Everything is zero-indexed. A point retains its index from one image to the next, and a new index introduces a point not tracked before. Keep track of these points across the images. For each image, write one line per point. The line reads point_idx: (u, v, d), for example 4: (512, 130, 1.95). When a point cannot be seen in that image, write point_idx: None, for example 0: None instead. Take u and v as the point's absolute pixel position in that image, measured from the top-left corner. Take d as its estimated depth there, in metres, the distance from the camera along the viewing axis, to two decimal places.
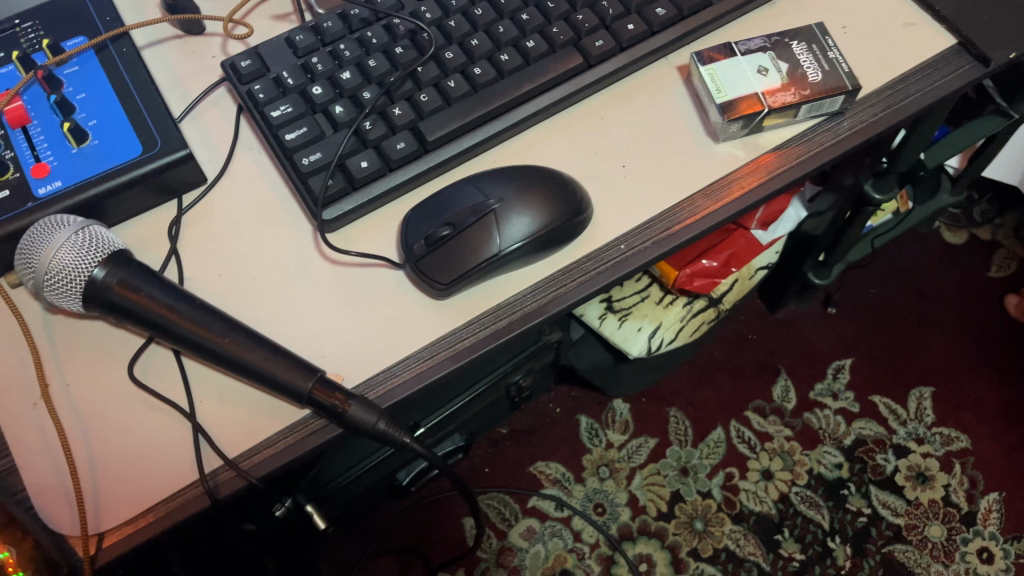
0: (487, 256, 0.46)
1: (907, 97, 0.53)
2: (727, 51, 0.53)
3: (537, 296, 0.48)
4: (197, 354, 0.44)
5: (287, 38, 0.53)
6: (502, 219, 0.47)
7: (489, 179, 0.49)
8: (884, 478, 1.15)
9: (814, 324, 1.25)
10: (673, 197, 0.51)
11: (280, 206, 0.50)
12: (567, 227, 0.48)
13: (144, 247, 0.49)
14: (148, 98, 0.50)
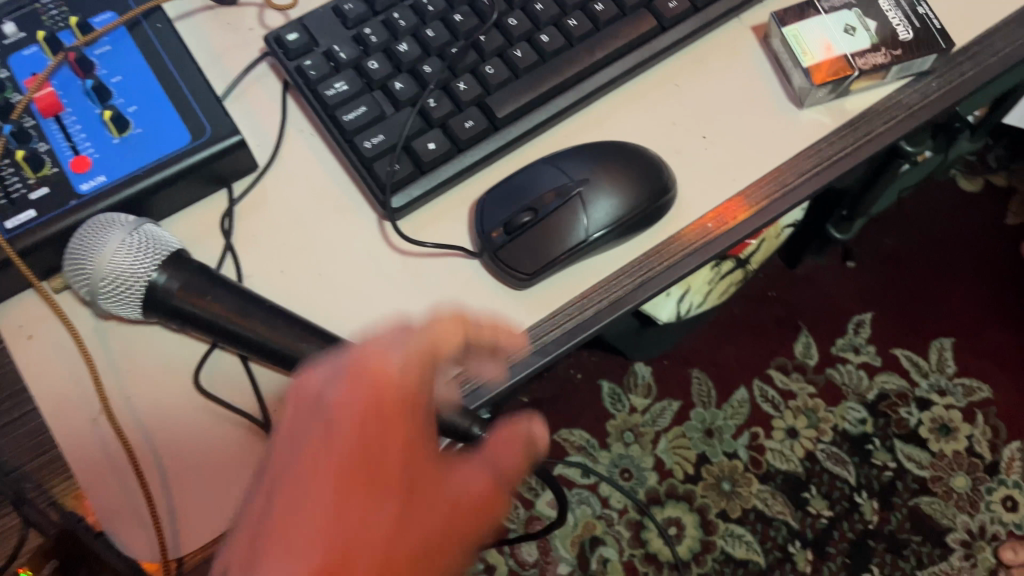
0: (574, 242, 0.43)
1: (994, 55, 0.50)
2: (810, 8, 0.49)
3: (624, 283, 0.45)
4: (271, 361, 0.41)
5: (334, 8, 0.48)
6: (589, 202, 0.44)
7: (569, 159, 0.46)
8: (908, 432, 1.14)
9: (833, 278, 1.24)
10: (758, 169, 0.48)
11: (339, 193, 0.47)
12: (654, 210, 0.45)
13: (197, 243, 0.45)
14: (191, 79, 0.45)
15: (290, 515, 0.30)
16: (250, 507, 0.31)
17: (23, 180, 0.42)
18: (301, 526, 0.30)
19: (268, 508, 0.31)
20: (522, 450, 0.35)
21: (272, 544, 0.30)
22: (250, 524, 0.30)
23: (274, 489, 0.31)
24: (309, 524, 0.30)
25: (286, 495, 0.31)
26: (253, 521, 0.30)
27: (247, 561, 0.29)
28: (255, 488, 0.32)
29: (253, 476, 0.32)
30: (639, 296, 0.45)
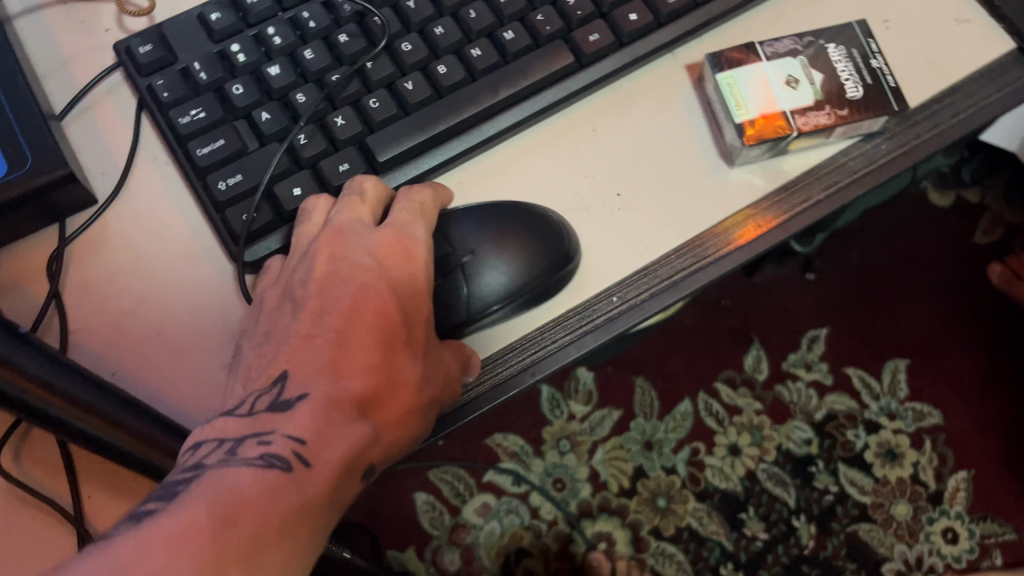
0: (452, 320, 0.38)
1: (955, 115, 0.44)
2: (749, 53, 0.43)
3: (511, 363, 0.40)
4: (83, 445, 0.35)
5: (200, 16, 0.42)
6: (472, 273, 0.38)
7: (465, 223, 0.40)
8: (852, 454, 1.00)
9: (791, 290, 1.08)
10: (674, 236, 0.42)
11: (192, 240, 0.40)
12: (551, 284, 0.39)
13: (18, 290, 0.39)
14: (18, 92, 0.39)
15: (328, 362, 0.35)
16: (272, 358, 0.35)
17: None
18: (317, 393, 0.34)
19: (308, 389, 0.34)
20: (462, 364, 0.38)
21: (297, 475, 0.31)
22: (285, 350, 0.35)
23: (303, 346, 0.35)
24: (329, 454, 0.32)
25: (297, 364, 0.34)
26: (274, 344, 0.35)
27: (277, 486, 0.30)
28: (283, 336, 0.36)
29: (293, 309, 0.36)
30: (526, 380, 0.40)
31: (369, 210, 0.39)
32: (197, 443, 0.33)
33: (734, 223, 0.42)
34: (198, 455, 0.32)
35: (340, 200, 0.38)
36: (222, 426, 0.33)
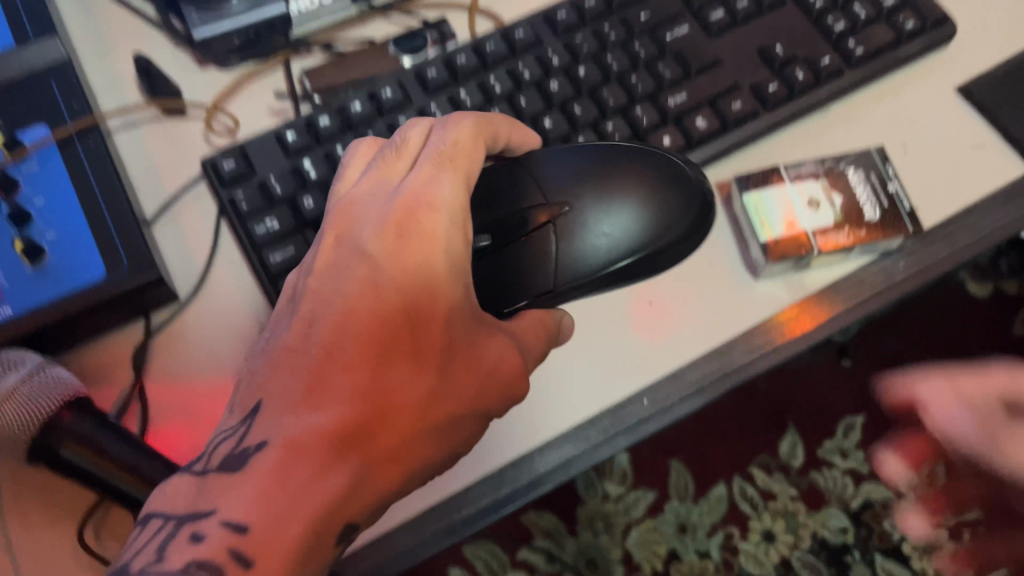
0: (544, 219, 0.42)
1: (970, 236, 0.47)
2: (775, 174, 0.47)
3: (548, 459, 0.43)
4: None
5: (277, 135, 0.47)
6: (580, 233, 0.41)
7: (569, 166, 0.43)
8: (889, 546, 1.00)
9: (827, 377, 1.10)
10: (699, 344, 0.45)
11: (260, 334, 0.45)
12: (676, 198, 0.43)
13: (106, 378, 0.43)
14: (115, 205, 0.44)
15: (315, 385, 0.34)
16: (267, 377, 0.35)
17: None
18: (307, 403, 0.33)
19: (283, 420, 0.33)
20: (545, 336, 0.40)
21: None
22: (280, 363, 0.35)
23: (289, 368, 0.35)
24: (280, 526, 0.31)
25: (281, 383, 0.34)
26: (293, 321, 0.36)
27: None
28: (323, 273, 0.38)
29: (319, 272, 0.38)
30: (546, 480, 0.43)
31: (406, 163, 0.41)
32: (149, 516, 0.34)
33: (783, 320, 0.45)
34: (143, 539, 0.33)
35: (381, 155, 0.42)
36: (175, 494, 0.34)
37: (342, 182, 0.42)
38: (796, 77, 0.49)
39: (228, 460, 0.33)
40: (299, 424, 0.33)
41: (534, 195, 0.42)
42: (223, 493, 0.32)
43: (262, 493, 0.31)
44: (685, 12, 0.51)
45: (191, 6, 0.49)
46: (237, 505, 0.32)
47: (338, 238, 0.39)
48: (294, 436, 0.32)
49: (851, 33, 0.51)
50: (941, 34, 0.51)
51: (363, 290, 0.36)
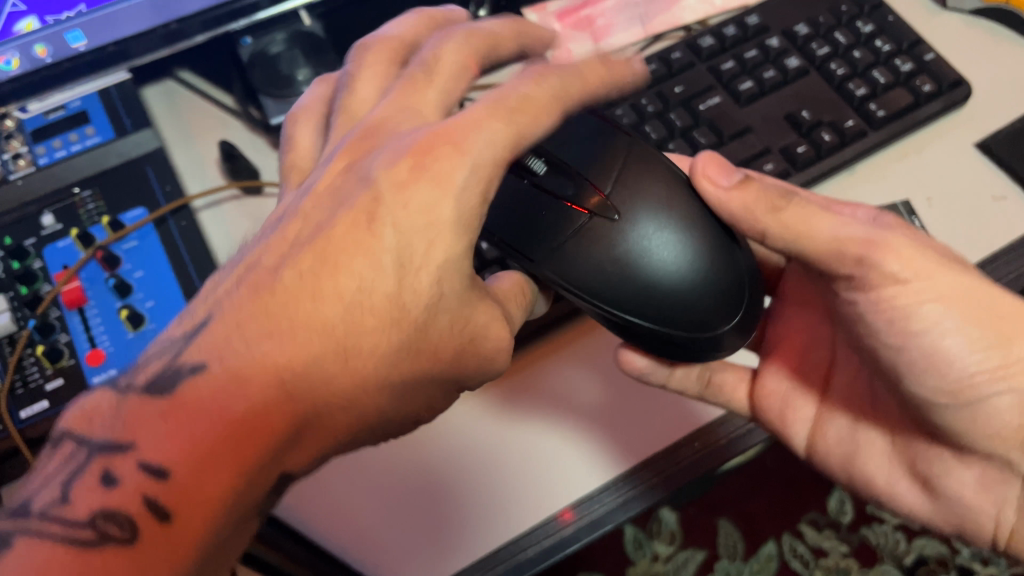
0: (581, 218, 0.40)
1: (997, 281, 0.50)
2: None
3: (606, 500, 0.46)
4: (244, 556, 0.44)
5: None
6: (616, 254, 0.39)
7: (648, 185, 0.41)
8: None
9: None
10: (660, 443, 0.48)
11: None
12: (712, 299, 0.40)
13: None
14: (206, 276, 0.48)
15: (286, 323, 0.31)
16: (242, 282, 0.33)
17: (41, 370, 0.45)
18: (269, 334, 0.31)
19: (243, 349, 0.31)
20: (520, 298, 0.40)
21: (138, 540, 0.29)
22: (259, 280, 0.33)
23: (268, 296, 0.32)
24: (202, 490, 0.29)
25: (252, 307, 0.32)
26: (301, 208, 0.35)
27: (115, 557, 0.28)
28: (347, 169, 0.36)
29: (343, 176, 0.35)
30: (583, 534, 0.45)
31: (433, 94, 0.37)
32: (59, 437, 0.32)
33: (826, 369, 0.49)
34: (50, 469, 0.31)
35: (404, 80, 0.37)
36: (99, 413, 0.32)
37: (353, 98, 0.39)
38: (823, 139, 0.53)
39: (157, 382, 0.32)
40: (260, 352, 0.31)
41: (605, 179, 0.41)
42: (147, 429, 0.30)
43: (182, 421, 0.30)
44: (716, 84, 0.55)
45: (269, 95, 0.55)
46: (167, 447, 0.29)
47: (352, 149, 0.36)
48: (241, 369, 0.31)
49: (872, 98, 0.55)
50: (957, 95, 0.55)
51: (366, 248, 0.32)
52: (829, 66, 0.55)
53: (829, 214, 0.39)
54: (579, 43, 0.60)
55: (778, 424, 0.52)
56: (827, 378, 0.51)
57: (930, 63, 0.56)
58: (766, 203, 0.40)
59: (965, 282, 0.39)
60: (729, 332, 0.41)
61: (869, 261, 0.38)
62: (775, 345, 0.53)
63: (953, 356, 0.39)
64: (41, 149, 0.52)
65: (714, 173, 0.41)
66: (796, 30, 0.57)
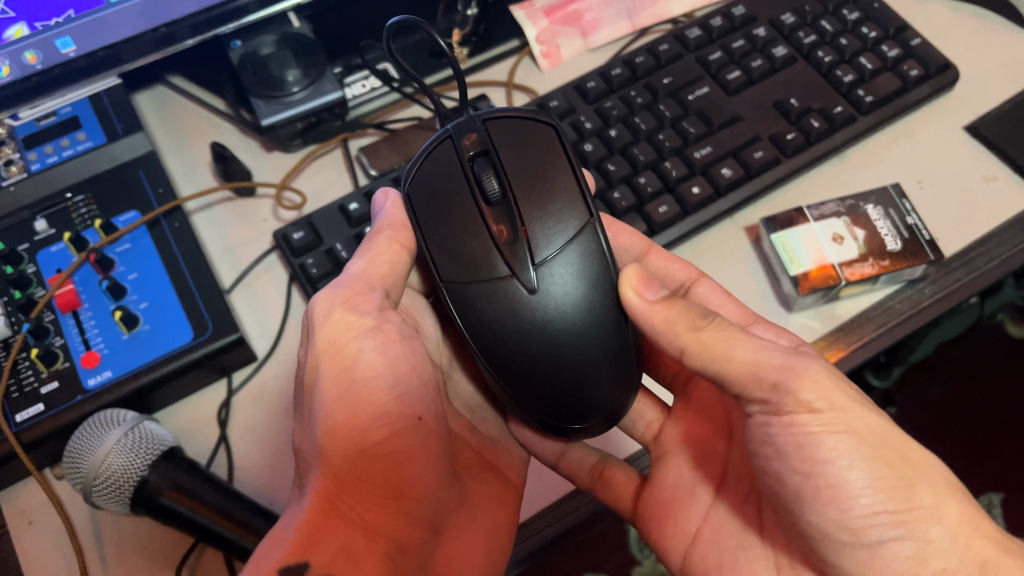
0: (502, 270, 0.39)
1: (989, 261, 0.50)
2: (799, 216, 0.51)
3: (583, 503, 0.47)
4: (236, 555, 0.42)
5: (340, 206, 0.51)
6: (513, 319, 0.38)
7: (571, 268, 0.38)
8: None
9: None
10: (547, 500, 0.47)
11: None
12: (567, 398, 0.38)
13: (193, 435, 0.47)
14: (199, 277, 0.49)
15: (383, 435, 0.39)
16: (330, 401, 0.39)
17: (36, 373, 0.45)
18: (368, 433, 0.39)
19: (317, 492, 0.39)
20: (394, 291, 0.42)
21: None
22: (348, 397, 0.39)
23: (360, 406, 0.39)
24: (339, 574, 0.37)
25: (349, 424, 0.38)
26: (350, 359, 0.39)
27: None
28: (370, 313, 0.40)
29: (374, 303, 0.41)
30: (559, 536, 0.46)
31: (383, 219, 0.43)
32: None
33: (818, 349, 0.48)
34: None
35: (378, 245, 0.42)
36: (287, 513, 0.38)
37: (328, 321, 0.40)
38: (812, 125, 0.53)
39: None
40: (364, 452, 0.39)
41: (545, 240, 0.39)
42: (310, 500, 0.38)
43: (337, 503, 0.38)
44: (704, 75, 0.56)
45: (260, 97, 0.55)
46: (344, 538, 0.37)
47: (381, 283, 0.41)
48: (369, 469, 0.39)
49: (860, 84, 0.55)
50: (946, 78, 0.55)
51: (395, 373, 0.40)
52: (817, 54, 0.55)
53: (748, 340, 0.38)
54: (568, 39, 0.60)
55: (656, 533, 0.48)
56: (719, 483, 0.46)
57: (917, 49, 0.56)
58: (688, 321, 0.38)
59: (879, 423, 0.37)
60: (587, 427, 0.39)
61: (785, 387, 0.36)
62: (671, 443, 0.49)
63: (856, 491, 0.36)
64: (33, 155, 0.52)
65: (642, 285, 0.38)
66: (782, 19, 0.57)
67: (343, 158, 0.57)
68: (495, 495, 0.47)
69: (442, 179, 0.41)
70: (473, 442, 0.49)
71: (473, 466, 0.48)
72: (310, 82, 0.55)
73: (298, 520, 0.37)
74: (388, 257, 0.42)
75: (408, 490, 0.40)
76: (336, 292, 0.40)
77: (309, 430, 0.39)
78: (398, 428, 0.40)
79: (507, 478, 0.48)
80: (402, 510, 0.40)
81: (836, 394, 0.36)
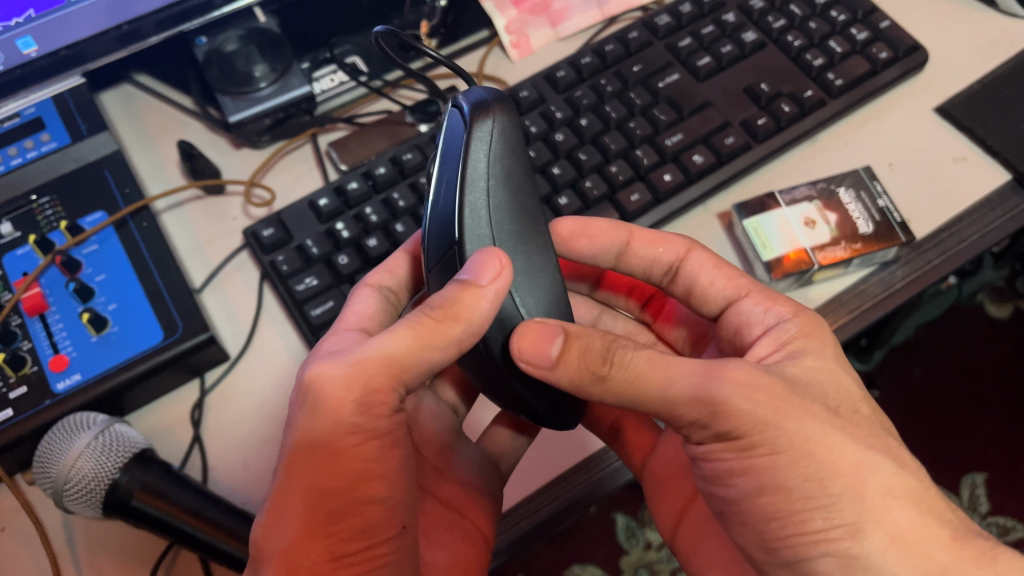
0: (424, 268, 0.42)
1: (961, 241, 0.50)
2: (771, 200, 0.51)
3: (573, 486, 0.47)
4: (207, 554, 0.42)
5: (310, 202, 0.51)
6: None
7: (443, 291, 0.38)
8: None
9: None
10: (534, 484, 0.46)
11: (281, 394, 0.48)
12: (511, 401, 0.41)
13: (166, 436, 0.47)
14: (169, 276, 0.48)
15: (362, 547, 0.37)
16: (297, 496, 0.36)
17: (5, 379, 0.45)
18: (342, 474, 0.37)
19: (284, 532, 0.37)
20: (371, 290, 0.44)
21: None
22: (330, 505, 0.36)
23: (344, 518, 0.37)
24: None
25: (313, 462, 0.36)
26: (343, 464, 0.37)
27: None
28: (363, 415, 0.37)
29: (388, 408, 0.37)
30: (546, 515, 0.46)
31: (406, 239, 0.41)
32: None
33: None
34: None
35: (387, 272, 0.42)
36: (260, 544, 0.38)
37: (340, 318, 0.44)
38: (782, 111, 0.53)
39: None
40: (332, 492, 0.36)
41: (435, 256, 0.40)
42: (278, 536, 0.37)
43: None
44: (674, 61, 0.56)
45: (226, 93, 0.54)
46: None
47: (373, 374, 0.36)
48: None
49: (829, 67, 0.55)
50: (915, 60, 0.56)
51: (393, 483, 0.38)
52: (786, 39, 0.55)
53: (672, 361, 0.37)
54: (537, 28, 0.60)
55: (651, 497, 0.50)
56: (681, 513, 0.48)
57: (886, 30, 0.56)
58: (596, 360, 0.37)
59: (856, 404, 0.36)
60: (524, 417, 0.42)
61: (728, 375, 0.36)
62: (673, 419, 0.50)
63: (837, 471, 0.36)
64: None
65: (535, 348, 0.36)
66: (751, 4, 0.57)
67: (312, 153, 0.56)
68: (458, 564, 0.45)
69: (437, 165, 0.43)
70: (441, 497, 0.48)
71: (439, 526, 0.46)
72: (277, 77, 0.55)
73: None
74: (388, 341, 0.36)
75: (371, 536, 0.37)
76: (341, 377, 0.36)
77: (275, 526, 0.37)
78: (380, 539, 0.37)
79: (481, 538, 0.46)
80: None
81: (757, 419, 0.36)
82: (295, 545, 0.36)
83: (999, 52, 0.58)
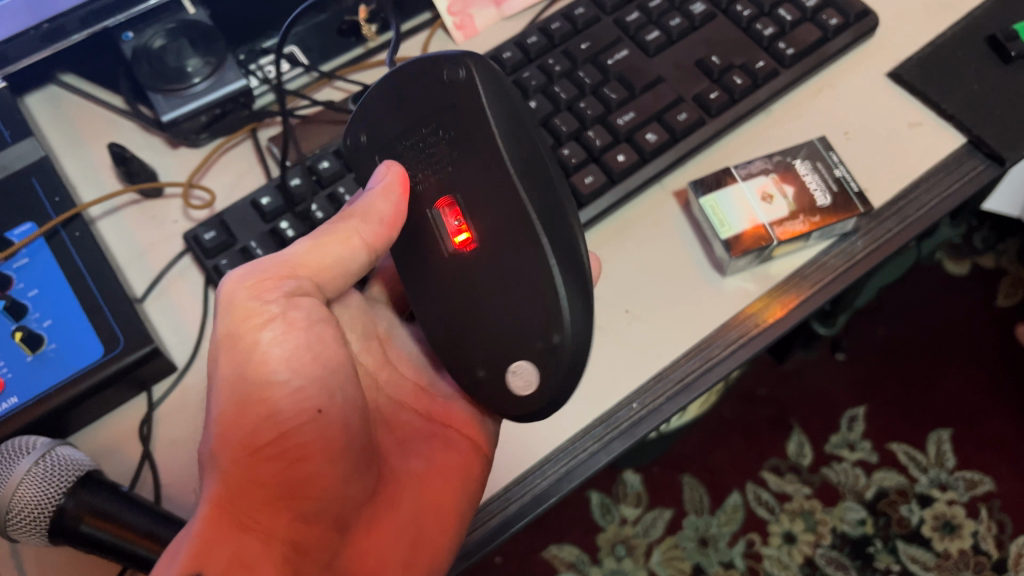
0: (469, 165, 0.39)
1: (919, 209, 0.49)
2: (727, 175, 0.50)
3: (548, 473, 0.44)
4: None
5: (253, 202, 0.49)
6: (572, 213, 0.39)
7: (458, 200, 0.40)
8: (910, 530, 0.90)
9: (829, 375, 0.99)
10: (499, 483, 0.44)
11: None
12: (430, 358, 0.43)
13: (115, 454, 0.45)
14: (106, 285, 0.46)
15: (274, 435, 0.39)
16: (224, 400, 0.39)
17: None
18: (274, 373, 0.39)
19: (231, 449, 0.38)
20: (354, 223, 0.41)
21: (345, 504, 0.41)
22: (242, 393, 0.39)
23: (252, 407, 0.38)
24: (276, 519, 0.38)
25: (236, 384, 0.39)
26: (247, 349, 0.39)
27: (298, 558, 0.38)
28: (275, 300, 0.40)
29: (284, 291, 0.40)
30: (528, 511, 0.44)
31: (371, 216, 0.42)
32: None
33: (756, 310, 0.47)
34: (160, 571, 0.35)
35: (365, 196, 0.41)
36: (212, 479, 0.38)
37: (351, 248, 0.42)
38: (735, 83, 0.52)
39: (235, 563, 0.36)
40: (268, 389, 0.39)
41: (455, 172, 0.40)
42: (231, 450, 0.38)
43: (236, 506, 0.37)
44: (623, 37, 0.54)
45: (157, 91, 0.52)
46: (253, 546, 0.37)
47: (304, 270, 0.41)
48: (265, 469, 0.38)
49: (780, 36, 0.53)
50: (865, 26, 0.55)
51: (292, 365, 0.40)
52: (735, 8, 0.54)
53: None
54: (481, 9, 0.58)
55: None
56: None
57: None
58: None
59: None
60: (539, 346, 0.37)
61: None
62: None
63: None
64: None
65: None
66: None
67: (253, 149, 0.54)
68: (432, 471, 0.45)
69: (411, 85, 0.41)
70: (420, 410, 0.48)
71: (416, 436, 0.47)
72: (211, 71, 0.52)
73: (192, 534, 0.36)
74: (341, 252, 0.41)
75: (300, 434, 0.39)
76: (252, 273, 0.40)
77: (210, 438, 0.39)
78: (292, 425, 0.39)
79: (469, 445, 0.45)
80: (301, 511, 0.38)
81: None
82: (220, 444, 0.38)
83: (949, 14, 0.57)
